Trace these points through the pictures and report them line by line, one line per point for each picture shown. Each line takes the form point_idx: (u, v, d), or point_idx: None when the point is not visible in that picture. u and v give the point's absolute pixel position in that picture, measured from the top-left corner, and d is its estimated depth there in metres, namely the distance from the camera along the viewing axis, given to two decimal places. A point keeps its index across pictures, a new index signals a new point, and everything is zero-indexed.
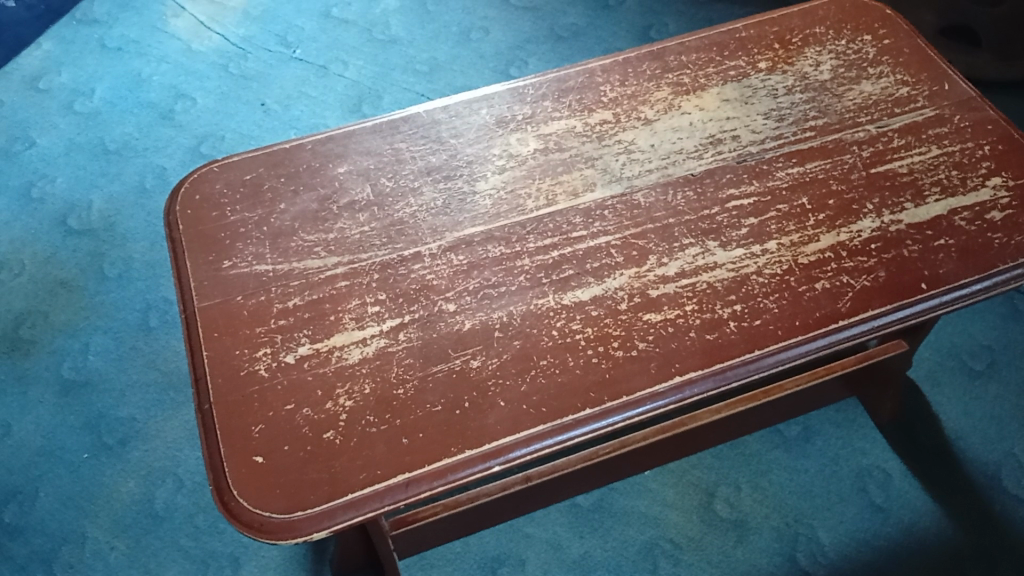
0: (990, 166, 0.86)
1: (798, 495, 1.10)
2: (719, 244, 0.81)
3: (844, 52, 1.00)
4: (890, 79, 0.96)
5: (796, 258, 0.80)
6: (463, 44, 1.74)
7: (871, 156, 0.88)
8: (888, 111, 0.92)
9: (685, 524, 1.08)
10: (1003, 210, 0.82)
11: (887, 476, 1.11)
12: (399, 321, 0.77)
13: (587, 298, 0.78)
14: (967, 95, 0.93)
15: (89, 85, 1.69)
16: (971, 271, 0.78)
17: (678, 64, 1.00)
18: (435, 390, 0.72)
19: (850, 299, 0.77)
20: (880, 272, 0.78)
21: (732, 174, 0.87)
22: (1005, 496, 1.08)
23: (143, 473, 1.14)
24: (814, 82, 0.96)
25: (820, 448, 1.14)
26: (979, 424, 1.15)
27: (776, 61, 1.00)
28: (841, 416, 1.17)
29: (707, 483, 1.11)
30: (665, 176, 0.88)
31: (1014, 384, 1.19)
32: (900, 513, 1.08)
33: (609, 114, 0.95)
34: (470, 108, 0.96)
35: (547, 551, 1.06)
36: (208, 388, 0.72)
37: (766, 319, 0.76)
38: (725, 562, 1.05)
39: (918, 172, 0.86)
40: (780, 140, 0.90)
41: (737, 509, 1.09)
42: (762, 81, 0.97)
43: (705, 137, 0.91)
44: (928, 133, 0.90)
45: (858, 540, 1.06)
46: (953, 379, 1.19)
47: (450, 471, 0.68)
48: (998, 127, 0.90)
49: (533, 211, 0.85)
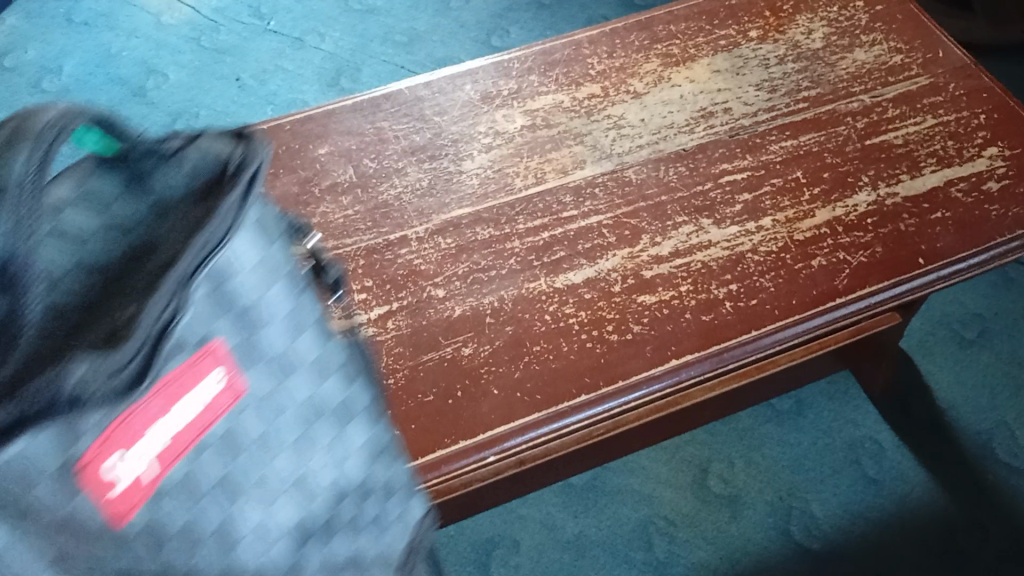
0: (986, 135, 0.84)
1: (791, 468, 1.10)
2: (713, 221, 0.79)
3: (836, 19, 0.97)
4: (884, 46, 0.94)
5: (791, 234, 0.78)
6: (444, 13, 1.70)
7: (865, 127, 0.86)
8: (882, 80, 0.90)
9: (680, 501, 1.07)
10: (1000, 180, 0.80)
11: (880, 448, 1.11)
12: (387, 308, 0.75)
13: (579, 281, 0.76)
14: (963, 62, 0.91)
15: (58, 62, 1.64)
16: (968, 244, 0.76)
17: (667, 35, 0.97)
18: (426, 379, 0.70)
19: (847, 276, 0.75)
20: (877, 247, 0.77)
21: (725, 148, 0.85)
22: (997, 465, 1.08)
23: None
24: (806, 51, 0.94)
25: (813, 421, 1.14)
26: (971, 393, 1.14)
27: (767, 30, 0.97)
28: (832, 388, 1.17)
29: (700, 459, 1.11)
30: (656, 152, 0.85)
31: (1005, 351, 1.18)
32: (893, 485, 1.08)
33: (597, 87, 0.92)
34: (454, 83, 0.93)
35: (541, 532, 1.06)
36: None
37: (762, 298, 0.74)
38: (720, 538, 1.04)
39: (914, 143, 0.84)
40: (773, 112, 0.88)
41: (730, 485, 1.08)
42: (753, 51, 0.95)
43: (696, 110, 0.89)
44: (923, 102, 0.88)
45: (851, 513, 1.06)
46: (944, 348, 1.19)
47: (443, 464, 0.66)
48: (994, 95, 0.88)
49: (522, 190, 0.83)
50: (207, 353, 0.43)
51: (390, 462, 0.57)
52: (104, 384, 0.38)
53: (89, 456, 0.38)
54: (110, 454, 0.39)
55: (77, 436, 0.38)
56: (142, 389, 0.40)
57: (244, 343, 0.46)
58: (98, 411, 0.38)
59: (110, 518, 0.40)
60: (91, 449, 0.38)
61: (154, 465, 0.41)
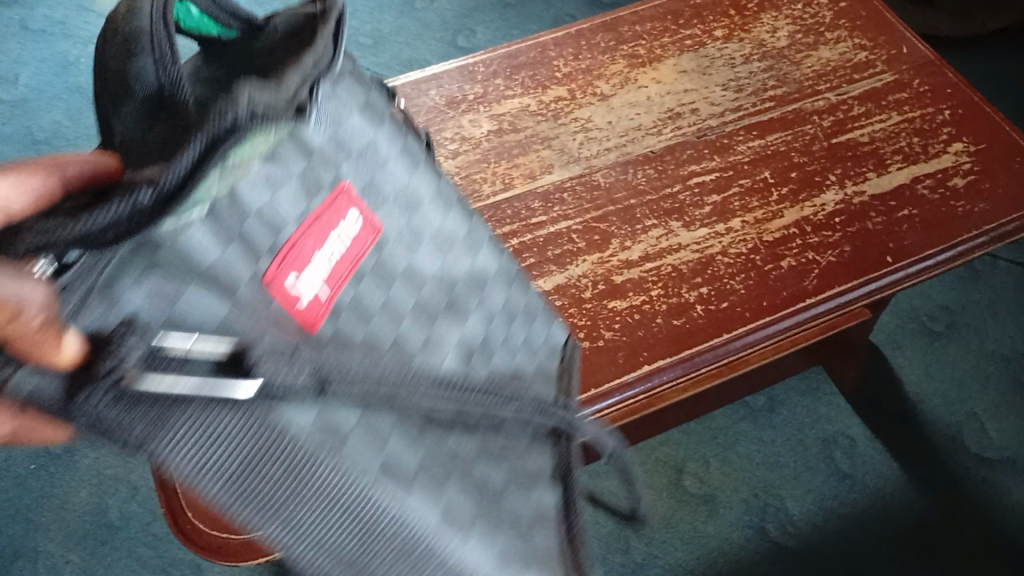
0: (951, 132, 0.84)
1: (766, 466, 1.10)
2: (682, 224, 0.79)
3: (801, 17, 0.97)
4: (848, 44, 0.94)
5: (760, 235, 0.78)
6: (408, 15, 1.68)
7: (831, 126, 0.86)
8: (847, 78, 0.90)
9: (656, 502, 1.07)
10: (965, 176, 0.81)
11: (853, 443, 1.11)
12: None
13: (550, 288, 0.75)
14: (926, 59, 0.92)
15: (14, 71, 1.60)
16: (936, 241, 0.76)
17: (632, 35, 0.96)
18: None
19: (816, 277, 0.75)
20: (845, 247, 0.77)
21: (692, 149, 0.85)
22: (967, 456, 1.09)
23: (94, 483, 1.12)
24: (771, 50, 0.94)
25: (786, 417, 1.14)
26: (940, 386, 1.15)
27: (732, 29, 0.97)
28: (805, 384, 1.17)
29: (675, 459, 1.10)
30: (624, 155, 0.85)
31: (973, 343, 1.19)
32: (866, 479, 1.08)
33: (564, 90, 0.91)
34: (418, 89, 0.91)
35: None
36: None
37: (732, 301, 0.74)
38: (696, 539, 1.04)
39: (879, 141, 0.84)
40: (740, 112, 0.88)
41: (706, 484, 1.08)
42: (719, 50, 0.94)
43: (663, 111, 0.88)
44: (888, 99, 0.88)
45: (826, 508, 1.06)
46: (913, 342, 1.20)
47: None
48: (958, 91, 0.88)
49: (489, 197, 0.82)
50: (342, 192, 0.42)
51: (521, 286, 0.58)
52: (257, 165, 0.37)
53: (272, 272, 0.38)
54: (288, 272, 0.38)
55: (256, 251, 0.37)
56: (293, 223, 0.39)
57: (368, 182, 0.45)
58: (268, 200, 0.38)
59: (304, 324, 0.38)
60: (272, 263, 0.38)
61: (328, 284, 0.40)
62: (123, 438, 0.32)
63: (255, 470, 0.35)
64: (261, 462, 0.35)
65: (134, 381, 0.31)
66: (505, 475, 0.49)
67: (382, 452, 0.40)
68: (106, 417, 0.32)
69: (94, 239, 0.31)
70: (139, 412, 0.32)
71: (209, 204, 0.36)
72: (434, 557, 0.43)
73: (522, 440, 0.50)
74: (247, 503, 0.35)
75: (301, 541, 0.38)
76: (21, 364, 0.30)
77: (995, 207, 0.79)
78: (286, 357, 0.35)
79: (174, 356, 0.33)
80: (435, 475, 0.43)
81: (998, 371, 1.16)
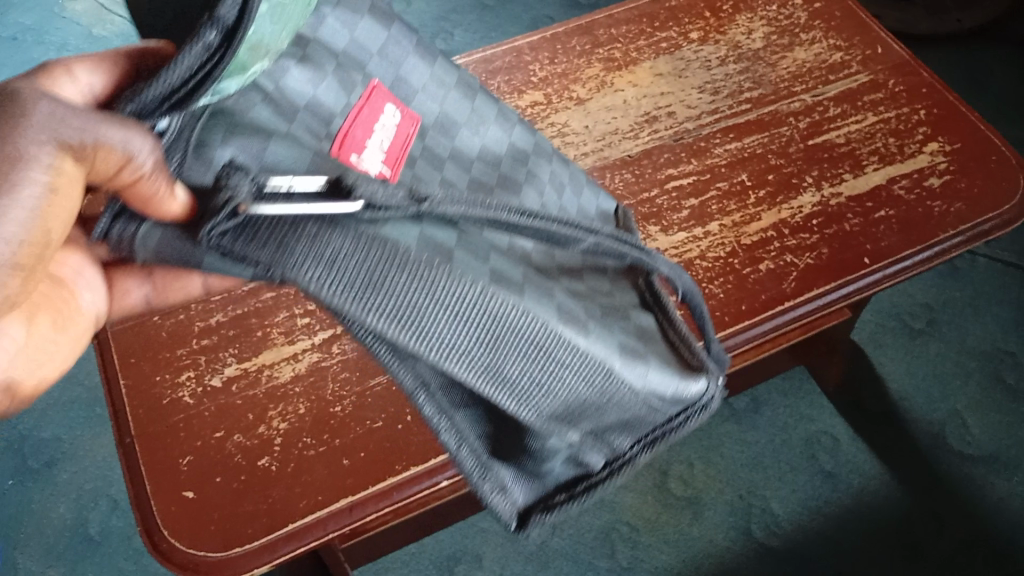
0: (926, 132, 0.85)
1: (750, 466, 1.10)
2: (660, 228, 0.79)
3: (776, 18, 0.97)
4: (823, 45, 0.94)
5: (739, 239, 0.78)
6: None
7: (807, 127, 0.86)
8: (823, 79, 0.90)
9: (641, 505, 1.07)
10: (941, 176, 0.81)
11: (836, 441, 1.11)
12: (332, 332, 0.74)
13: None
14: (901, 58, 0.92)
15: None
16: (913, 241, 0.76)
17: (608, 39, 0.96)
18: (374, 405, 0.69)
19: (795, 280, 0.75)
20: (823, 249, 0.77)
21: (670, 153, 0.85)
22: (950, 454, 1.09)
23: (74, 497, 1.11)
24: (747, 52, 0.94)
25: (769, 418, 1.14)
26: (922, 383, 1.15)
27: (707, 31, 0.96)
28: (788, 384, 1.17)
29: (660, 462, 1.10)
30: (601, 159, 0.84)
31: (954, 340, 1.19)
32: (849, 478, 1.08)
33: (540, 94, 0.91)
34: None
35: (503, 544, 1.04)
36: (128, 421, 0.69)
37: (711, 305, 0.74)
38: (682, 541, 1.04)
39: (856, 142, 0.84)
40: (716, 115, 0.88)
41: (690, 486, 1.08)
42: (695, 53, 0.94)
43: (640, 115, 0.88)
44: (863, 100, 0.88)
45: (810, 508, 1.06)
46: (895, 339, 1.20)
47: (395, 490, 0.65)
48: (933, 91, 0.88)
49: None
50: (375, 89, 0.50)
51: (563, 162, 0.62)
52: (291, 64, 0.45)
53: (338, 149, 0.45)
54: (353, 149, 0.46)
55: (319, 133, 0.45)
56: (339, 117, 0.47)
57: (395, 78, 0.52)
58: (311, 90, 0.46)
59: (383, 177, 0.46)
60: (334, 136, 0.45)
61: (386, 163, 0.47)
62: (255, 261, 0.38)
63: (383, 281, 0.41)
64: (383, 273, 0.41)
65: (249, 210, 0.37)
66: (609, 302, 0.52)
67: (486, 265, 0.45)
68: (232, 232, 0.38)
69: (180, 95, 0.37)
70: (261, 224, 0.38)
71: (264, 91, 0.43)
72: (570, 349, 0.46)
73: (604, 281, 0.54)
74: (388, 313, 0.41)
75: (441, 351, 0.42)
76: (143, 213, 0.37)
77: (971, 206, 0.79)
78: (376, 182, 0.41)
79: (278, 192, 0.38)
80: (540, 285, 0.47)
81: (979, 368, 1.17)
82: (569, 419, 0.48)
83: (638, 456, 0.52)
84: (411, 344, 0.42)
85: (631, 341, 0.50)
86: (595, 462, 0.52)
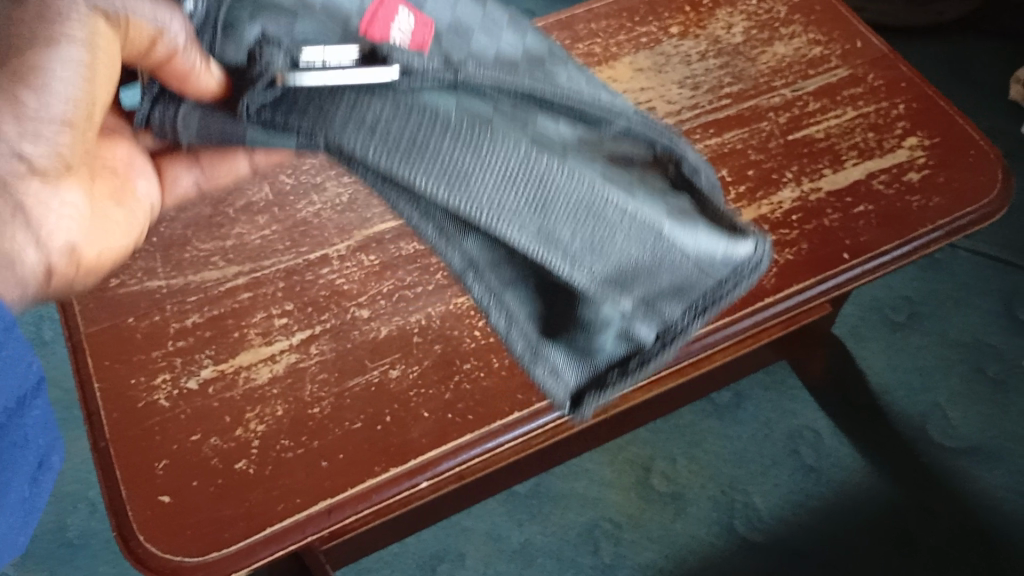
0: (905, 126, 0.84)
1: (733, 461, 1.10)
2: None
3: (756, 12, 0.97)
4: (803, 39, 0.93)
5: None
6: None
7: (787, 123, 0.86)
8: (802, 73, 0.90)
9: (624, 502, 1.07)
10: (920, 171, 0.81)
11: (818, 436, 1.11)
12: (310, 332, 0.73)
13: None
14: (881, 52, 0.92)
15: None
16: (893, 236, 0.76)
17: (588, 33, 0.95)
18: (353, 406, 0.69)
19: (775, 275, 0.75)
20: (803, 244, 0.77)
21: None
22: (932, 446, 1.10)
23: (52, 500, 1.09)
24: (726, 46, 0.93)
25: (752, 412, 1.14)
26: (904, 376, 1.16)
27: (687, 25, 0.96)
28: (770, 378, 1.17)
29: (643, 458, 1.10)
30: None
31: (935, 332, 1.20)
32: (832, 472, 1.08)
33: None
34: None
35: (487, 543, 1.04)
36: (103, 425, 0.68)
37: None
38: (665, 537, 1.04)
39: (835, 137, 0.84)
40: (696, 110, 0.87)
41: (674, 482, 1.08)
42: (675, 48, 0.93)
43: None
44: (842, 94, 0.88)
45: (793, 502, 1.06)
46: (877, 332, 1.20)
47: (374, 492, 0.65)
48: (912, 85, 0.88)
49: None
50: None
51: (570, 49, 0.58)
52: None
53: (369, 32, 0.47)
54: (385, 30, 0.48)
55: (344, 16, 0.47)
56: (355, 15, 0.47)
57: None
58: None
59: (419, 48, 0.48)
60: (361, 17, 0.47)
61: (416, 36, 0.49)
62: (299, 127, 0.44)
63: (425, 144, 0.44)
64: (423, 136, 0.44)
65: (287, 79, 0.43)
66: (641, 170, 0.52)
67: (525, 129, 0.47)
68: (270, 108, 0.44)
69: None
70: (298, 104, 0.44)
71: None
72: (616, 209, 0.48)
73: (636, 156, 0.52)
74: (433, 172, 0.44)
75: (490, 210, 0.46)
76: (183, 92, 0.44)
77: (950, 200, 0.79)
78: (415, 51, 0.45)
79: (315, 61, 0.43)
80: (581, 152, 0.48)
81: (961, 360, 1.17)
82: (622, 285, 0.50)
83: (690, 325, 0.52)
84: (462, 207, 0.45)
85: (680, 201, 0.50)
86: (646, 336, 0.54)
